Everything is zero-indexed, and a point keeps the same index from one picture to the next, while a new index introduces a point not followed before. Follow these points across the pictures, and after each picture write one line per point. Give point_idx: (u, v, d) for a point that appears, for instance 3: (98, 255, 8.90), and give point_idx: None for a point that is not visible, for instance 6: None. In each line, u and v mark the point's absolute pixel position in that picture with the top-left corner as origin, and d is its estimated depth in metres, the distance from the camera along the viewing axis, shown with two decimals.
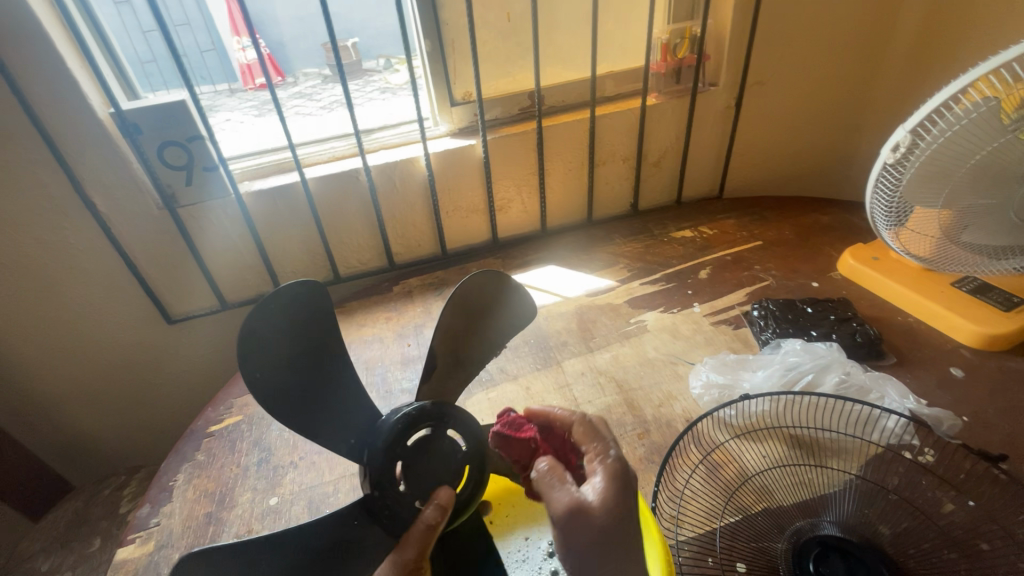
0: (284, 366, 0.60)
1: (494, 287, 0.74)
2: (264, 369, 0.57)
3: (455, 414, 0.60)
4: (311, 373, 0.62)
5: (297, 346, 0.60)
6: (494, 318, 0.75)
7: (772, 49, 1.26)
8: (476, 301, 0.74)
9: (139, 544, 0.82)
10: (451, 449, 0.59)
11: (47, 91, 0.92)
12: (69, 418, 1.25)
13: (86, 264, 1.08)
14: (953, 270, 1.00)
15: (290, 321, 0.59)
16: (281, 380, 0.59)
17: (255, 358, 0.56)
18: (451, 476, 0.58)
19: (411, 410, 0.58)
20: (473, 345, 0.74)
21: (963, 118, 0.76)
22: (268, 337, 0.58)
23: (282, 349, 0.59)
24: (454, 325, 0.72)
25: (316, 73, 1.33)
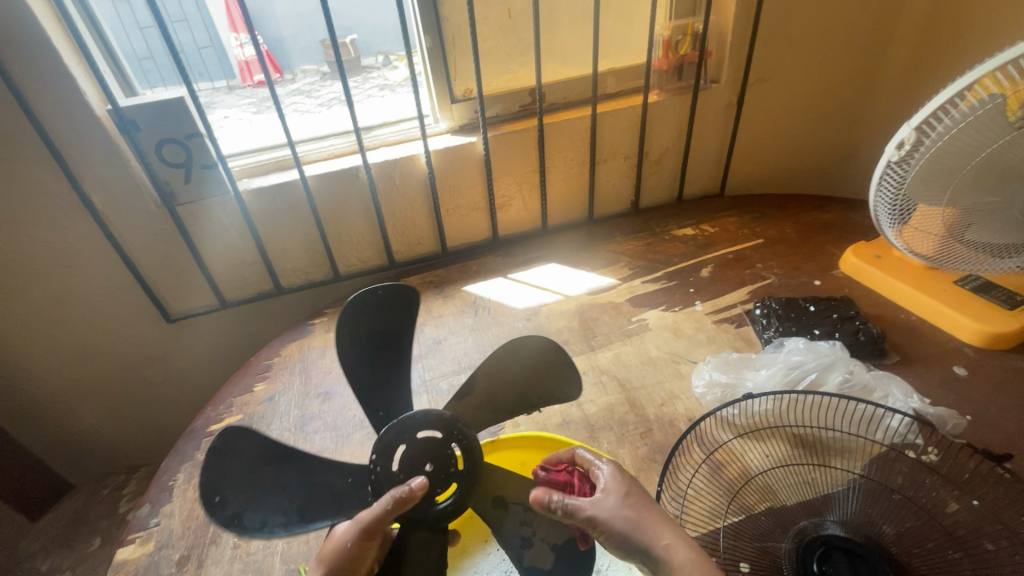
0: (362, 336, 0.70)
1: (567, 358, 0.71)
2: (351, 327, 0.69)
3: (468, 433, 0.63)
4: (378, 356, 0.70)
5: (380, 329, 0.70)
6: (547, 379, 0.71)
7: (774, 46, 1.25)
8: (539, 359, 0.71)
9: (138, 544, 0.81)
10: (447, 459, 0.62)
11: (44, 87, 0.91)
12: (68, 417, 1.25)
13: (84, 262, 1.07)
14: (956, 269, 1.00)
15: (387, 305, 0.70)
16: (356, 344, 0.69)
17: (350, 316, 0.69)
18: (437, 480, 0.61)
19: (434, 416, 0.62)
20: (512, 397, 0.71)
21: (968, 115, 0.76)
22: (368, 307, 0.69)
23: (367, 322, 0.70)
24: (507, 367, 0.71)
25: (313, 70, 1.29)
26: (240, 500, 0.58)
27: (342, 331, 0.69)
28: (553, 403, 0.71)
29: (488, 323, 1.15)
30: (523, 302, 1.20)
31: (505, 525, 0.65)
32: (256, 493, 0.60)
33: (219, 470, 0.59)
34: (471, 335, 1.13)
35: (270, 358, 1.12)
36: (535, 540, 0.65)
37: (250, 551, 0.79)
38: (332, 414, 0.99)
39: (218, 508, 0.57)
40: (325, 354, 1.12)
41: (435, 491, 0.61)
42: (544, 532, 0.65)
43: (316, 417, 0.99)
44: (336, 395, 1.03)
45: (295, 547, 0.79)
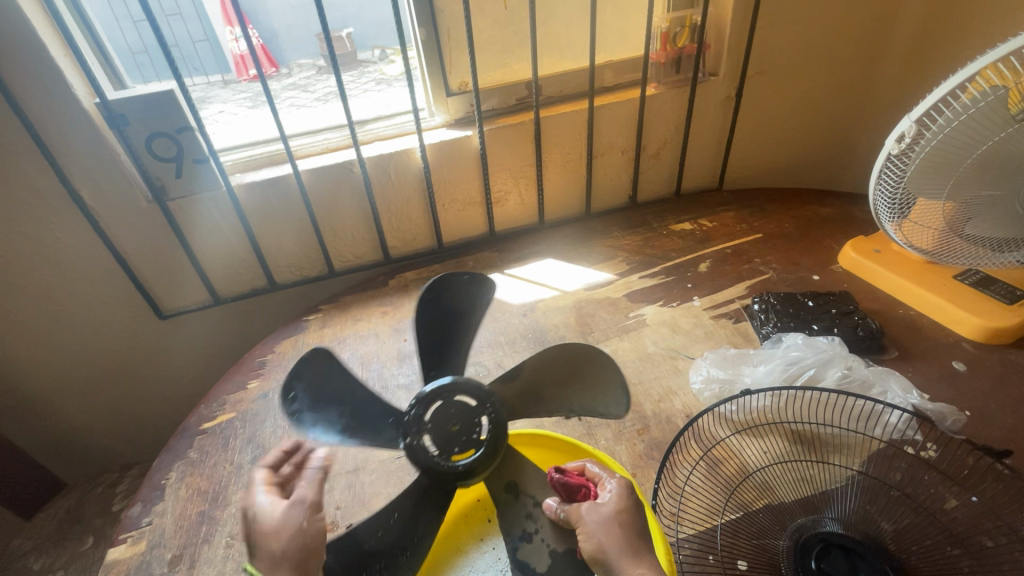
0: (440, 309, 0.75)
1: (614, 374, 0.71)
2: (434, 299, 0.74)
3: (499, 408, 0.65)
4: (447, 332, 0.75)
5: (456, 308, 0.76)
6: (589, 388, 0.73)
7: (774, 38, 1.24)
8: (586, 367, 0.73)
9: (130, 544, 0.80)
10: (474, 426, 0.64)
11: (30, 80, 0.89)
12: (59, 415, 1.23)
13: (75, 259, 1.06)
14: (957, 263, 0.98)
15: (470, 289, 0.76)
16: (433, 314, 0.74)
17: (437, 289, 0.74)
18: (460, 440, 0.64)
19: (476, 386, 0.66)
20: (550, 397, 0.73)
21: (968, 109, 0.75)
22: (454, 286, 0.75)
23: (448, 298, 0.75)
24: (554, 366, 0.74)
25: (310, 64, 1.29)
26: (308, 399, 0.67)
27: (426, 299, 0.73)
28: (592, 411, 0.72)
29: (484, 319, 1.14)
30: (520, 298, 1.19)
31: (513, 511, 0.68)
32: (321, 402, 0.68)
33: (303, 373, 0.67)
34: None
35: (264, 355, 1.11)
36: (534, 538, 0.67)
37: (244, 550, 0.78)
38: None
39: (291, 399, 0.66)
40: None
41: (454, 450, 0.63)
42: (546, 533, 0.66)
43: None
44: None
45: None
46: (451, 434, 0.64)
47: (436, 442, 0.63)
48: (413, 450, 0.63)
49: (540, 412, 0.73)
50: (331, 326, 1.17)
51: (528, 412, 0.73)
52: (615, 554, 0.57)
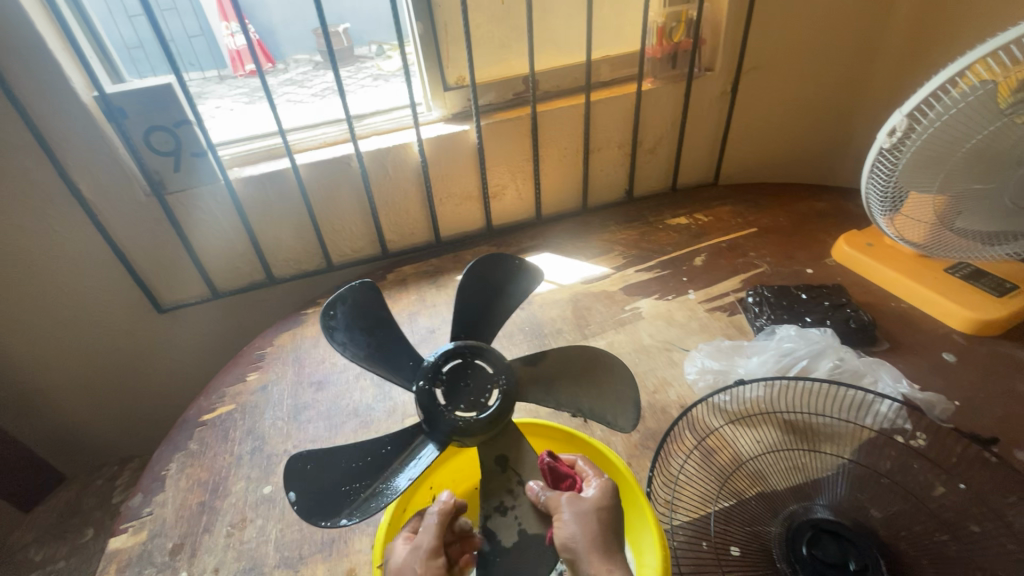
0: (481, 283, 0.76)
1: (632, 391, 0.71)
2: (481, 272, 0.76)
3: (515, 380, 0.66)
4: (480, 305, 0.76)
5: (497, 286, 0.77)
6: (601, 393, 0.72)
7: (769, 33, 1.25)
8: (603, 375, 0.73)
9: (132, 533, 0.81)
10: (488, 390, 0.65)
11: (28, 72, 0.90)
12: (58, 408, 1.24)
13: (73, 252, 1.07)
14: (949, 256, 1.01)
15: (517, 275, 0.77)
16: (474, 286, 0.75)
17: (487, 265, 0.76)
18: (469, 398, 0.64)
19: (498, 359, 0.67)
20: (562, 392, 0.72)
21: (959, 101, 0.76)
22: (503, 266, 0.77)
23: (493, 276, 0.77)
24: (573, 364, 0.73)
25: (307, 59, 1.26)
26: (342, 321, 0.67)
27: (475, 270, 0.75)
28: (595, 412, 0.72)
29: None
30: None
31: (494, 481, 0.65)
32: (352, 327, 0.68)
33: (347, 297, 0.69)
34: None
35: (263, 349, 1.12)
36: (509, 513, 0.63)
37: (244, 539, 0.79)
38: (325, 403, 0.99)
39: (329, 315, 0.66)
40: (317, 344, 1.12)
41: (461, 406, 0.64)
42: (522, 512, 0.63)
43: (310, 406, 0.99)
44: (329, 384, 1.03)
45: (288, 535, 0.79)
46: (463, 389, 0.65)
47: (447, 393, 0.64)
48: (422, 393, 0.64)
49: (550, 400, 0.71)
50: None
51: (538, 400, 0.70)
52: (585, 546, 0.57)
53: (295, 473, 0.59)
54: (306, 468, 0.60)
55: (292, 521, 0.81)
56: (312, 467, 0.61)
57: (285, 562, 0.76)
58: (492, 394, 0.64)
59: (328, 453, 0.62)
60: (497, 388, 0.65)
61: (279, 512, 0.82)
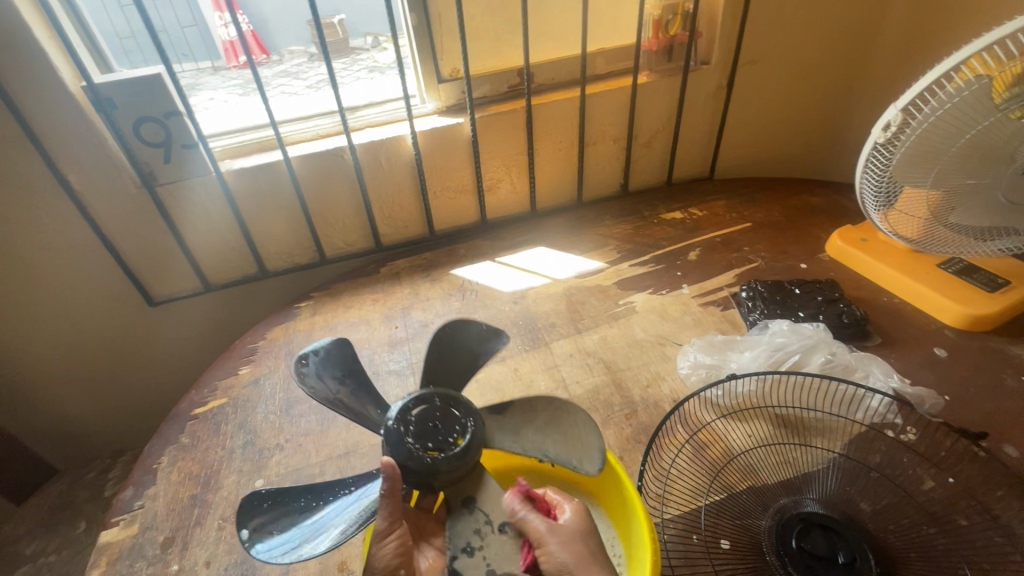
0: (450, 344, 0.78)
1: (596, 437, 0.67)
2: (449, 333, 0.78)
3: (482, 426, 0.69)
4: (450, 365, 0.78)
5: (467, 347, 0.79)
6: (567, 439, 0.69)
7: (766, 27, 1.24)
8: (568, 422, 0.70)
9: (123, 526, 0.81)
10: (455, 432, 0.67)
11: (14, 61, 0.88)
12: (50, 401, 1.24)
13: (63, 245, 1.06)
14: (939, 251, 1.01)
15: (487, 338, 0.79)
16: (442, 347, 0.78)
17: (455, 326, 0.79)
18: (436, 439, 0.66)
19: (467, 404, 0.70)
20: (527, 439, 0.71)
21: (954, 96, 0.75)
22: (472, 329, 0.79)
23: (462, 337, 0.79)
24: (541, 412, 0.71)
25: (302, 50, 1.26)
26: (314, 366, 0.74)
27: (442, 332, 0.78)
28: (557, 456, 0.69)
29: (475, 306, 1.15)
30: (510, 286, 1.20)
31: (461, 523, 0.63)
32: (326, 376, 0.74)
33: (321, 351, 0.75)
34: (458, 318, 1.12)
35: (255, 342, 1.11)
36: (477, 554, 0.61)
37: (236, 532, 0.79)
38: None
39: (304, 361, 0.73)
40: (310, 337, 1.11)
41: (427, 445, 0.65)
42: (491, 553, 0.61)
43: (302, 400, 0.98)
44: None
45: None
46: (430, 430, 0.66)
47: (415, 431, 0.66)
48: (390, 430, 0.66)
49: (513, 447, 0.70)
50: (322, 313, 1.17)
51: (502, 447, 0.70)
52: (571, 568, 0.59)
53: (251, 510, 0.62)
54: (262, 506, 0.63)
55: None
56: (268, 504, 0.63)
57: None
58: (458, 437, 0.66)
59: (287, 492, 0.65)
60: (462, 431, 0.67)
61: None
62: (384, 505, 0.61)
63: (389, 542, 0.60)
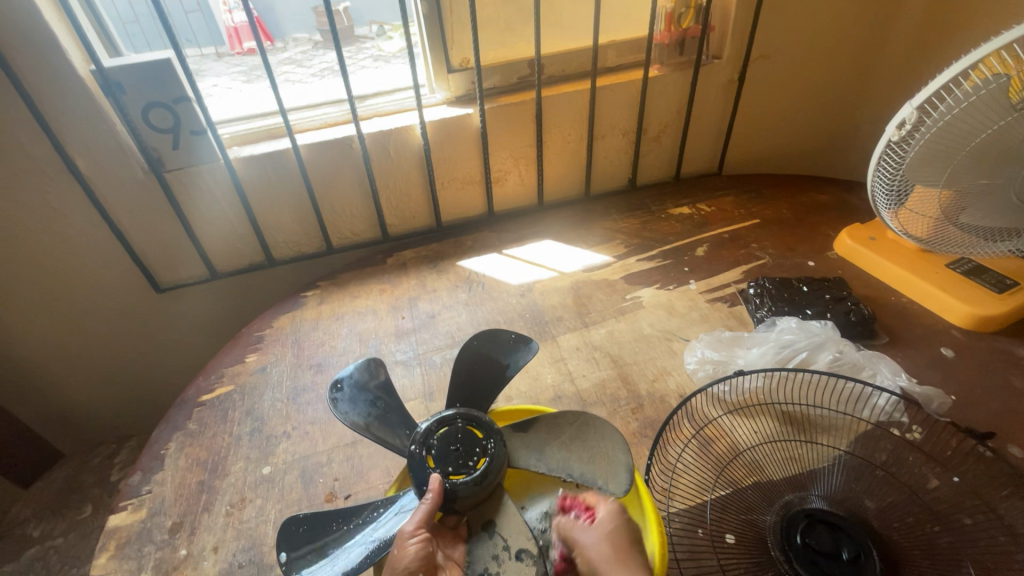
0: (479, 356, 0.80)
1: (625, 453, 0.67)
2: (477, 344, 0.80)
3: (502, 445, 0.69)
4: (479, 378, 0.78)
5: (493, 358, 0.80)
6: (593, 455, 0.69)
7: (780, 21, 1.22)
8: (594, 437, 0.70)
9: (131, 511, 0.82)
10: (474, 454, 0.67)
11: (22, 43, 0.87)
12: (57, 385, 1.24)
13: (71, 230, 1.05)
14: (949, 251, 1.00)
15: (514, 347, 0.81)
16: (469, 359, 0.79)
17: (485, 337, 0.81)
18: (456, 462, 0.67)
19: (485, 424, 0.71)
20: (552, 456, 0.70)
21: (970, 96, 0.75)
22: (499, 340, 0.81)
23: (490, 348, 0.80)
24: (566, 428, 0.71)
25: (306, 38, 1.24)
26: (348, 393, 0.76)
27: (472, 344, 0.80)
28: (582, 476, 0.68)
29: (482, 298, 1.15)
30: (517, 278, 1.19)
31: (481, 549, 0.64)
32: (359, 398, 0.76)
33: (353, 378, 0.78)
34: (465, 310, 1.12)
35: (262, 330, 1.11)
36: None
37: (243, 519, 0.80)
38: (324, 385, 0.99)
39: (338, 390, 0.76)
40: (317, 326, 1.11)
41: (448, 469, 0.66)
42: None
43: (309, 388, 0.99)
44: (328, 367, 1.03)
45: (287, 515, 0.80)
46: (451, 453, 0.68)
47: (436, 455, 0.68)
48: (412, 455, 0.68)
49: (538, 466, 0.70)
50: (329, 302, 1.17)
51: (527, 466, 0.70)
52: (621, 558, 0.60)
53: (287, 536, 0.64)
54: (296, 532, 0.65)
55: (291, 502, 0.81)
56: (303, 530, 0.65)
57: None
58: (478, 459, 0.67)
59: (321, 517, 0.67)
60: (483, 453, 0.67)
61: (278, 493, 0.83)
62: (415, 513, 0.62)
63: (411, 545, 0.59)
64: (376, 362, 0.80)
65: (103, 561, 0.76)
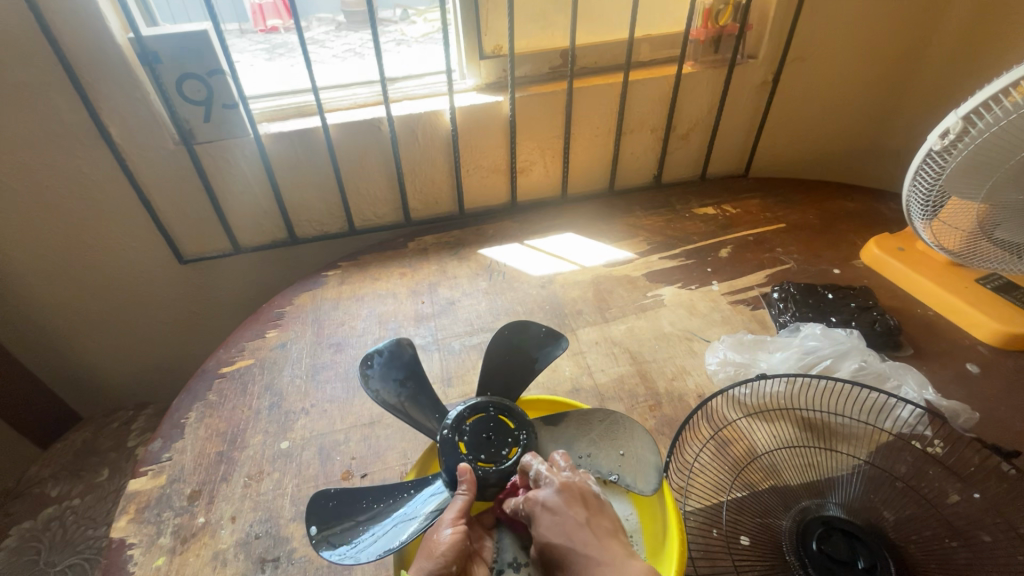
0: (509, 347, 0.80)
1: (653, 453, 0.67)
2: (508, 335, 0.80)
3: (534, 437, 0.71)
4: (509, 368, 0.79)
5: (523, 350, 0.80)
6: (623, 454, 0.69)
7: (821, 23, 1.20)
8: (624, 435, 0.70)
9: (151, 476, 0.83)
10: (507, 443, 0.70)
11: (62, 6, 0.87)
12: (77, 348, 1.26)
13: (101, 196, 1.06)
14: (981, 267, 0.99)
15: (546, 341, 0.80)
16: (501, 349, 0.79)
17: (515, 328, 0.80)
18: (488, 450, 0.69)
19: (517, 414, 0.73)
20: (581, 450, 0.71)
21: (1012, 112, 0.73)
22: (531, 332, 0.80)
23: (519, 340, 0.80)
24: (596, 425, 0.72)
25: (330, 19, 1.19)
26: (378, 372, 0.75)
27: (502, 333, 0.79)
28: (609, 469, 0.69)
29: (502, 288, 1.15)
30: (538, 270, 1.19)
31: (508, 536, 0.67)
32: (388, 376, 0.76)
33: (384, 354, 0.77)
34: (486, 298, 1.12)
35: (282, 307, 1.12)
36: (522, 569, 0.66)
37: (260, 491, 0.80)
38: (344, 365, 1.00)
39: (369, 365, 0.75)
40: (337, 306, 1.12)
41: (479, 456, 0.69)
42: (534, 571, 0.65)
43: (328, 366, 1.00)
44: (348, 347, 1.03)
45: (304, 490, 0.80)
46: (483, 442, 0.70)
47: (469, 442, 0.69)
48: (445, 440, 0.69)
49: None
50: (350, 283, 1.17)
51: None
52: (581, 544, 0.56)
53: (316, 508, 0.64)
54: (325, 505, 0.64)
55: (307, 477, 0.82)
56: (334, 504, 0.65)
57: (299, 516, 0.77)
58: (510, 449, 0.70)
59: (351, 494, 0.67)
60: (515, 443, 0.70)
61: (296, 467, 0.83)
62: (455, 502, 0.63)
63: (448, 532, 0.61)
64: (407, 341, 0.79)
65: (123, 524, 0.77)
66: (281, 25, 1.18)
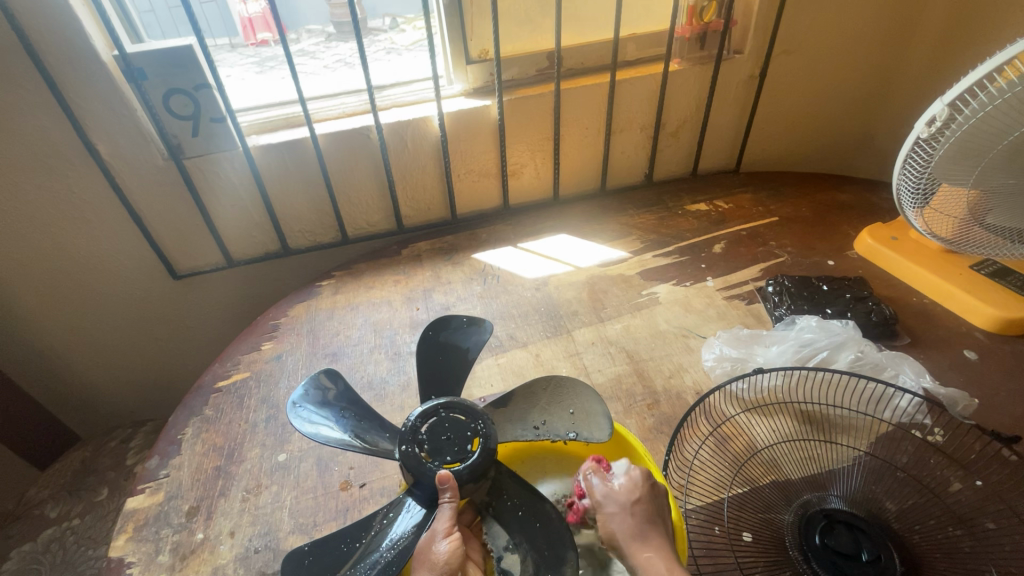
0: (438, 345, 0.80)
1: (600, 402, 0.72)
2: (432, 334, 0.80)
3: (491, 424, 0.70)
4: (444, 362, 0.80)
5: (452, 342, 0.81)
6: (573, 412, 0.73)
7: (805, 16, 1.20)
8: (569, 397, 0.74)
9: (149, 494, 0.82)
10: (467, 437, 0.68)
11: (48, 29, 0.87)
12: (70, 367, 1.26)
13: (94, 216, 1.07)
14: (974, 253, 0.99)
15: (468, 329, 0.82)
16: (431, 348, 0.80)
17: (437, 326, 0.81)
18: (453, 449, 0.67)
19: (462, 405, 0.72)
20: (536, 421, 0.73)
21: (997, 97, 0.73)
22: (452, 324, 0.82)
23: (445, 335, 0.81)
24: (540, 395, 0.75)
25: (320, 30, 1.19)
26: (312, 410, 0.73)
27: (427, 334, 0.80)
28: (565, 429, 0.72)
29: (497, 292, 1.14)
30: (533, 272, 1.19)
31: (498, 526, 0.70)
32: (327, 412, 0.74)
33: (317, 393, 0.76)
34: (480, 303, 1.12)
35: (277, 319, 1.12)
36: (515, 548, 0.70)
37: (259, 504, 0.80)
38: None
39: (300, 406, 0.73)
40: (332, 316, 1.11)
41: (445, 459, 0.67)
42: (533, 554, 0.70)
43: None
44: (343, 356, 1.03)
45: (303, 502, 0.80)
46: (445, 443, 0.68)
47: (431, 448, 0.67)
48: (406, 454, 0.67)
49: (526, 433, 0.72)
50: (344, 292, 1.17)
51: (516, 436, 0.72)
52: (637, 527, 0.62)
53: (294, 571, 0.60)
54: (303, 565, 0.61)
55: (306, 489, 0.81)
56: (310, 561, 0.61)
57: (299, 529, 0.77)
58: (472, 442, 0.68)
59: (325, 544, 0.63)
60: (475, 435, 0.69)
61: (294, 479, 0.83)
62: (443, 511, 0.63)
63: (444, 546, 0.61)
64: (335, 371, 0.79)
65: (121, 543, 0.77)
66: (271, 38, 1.18)
